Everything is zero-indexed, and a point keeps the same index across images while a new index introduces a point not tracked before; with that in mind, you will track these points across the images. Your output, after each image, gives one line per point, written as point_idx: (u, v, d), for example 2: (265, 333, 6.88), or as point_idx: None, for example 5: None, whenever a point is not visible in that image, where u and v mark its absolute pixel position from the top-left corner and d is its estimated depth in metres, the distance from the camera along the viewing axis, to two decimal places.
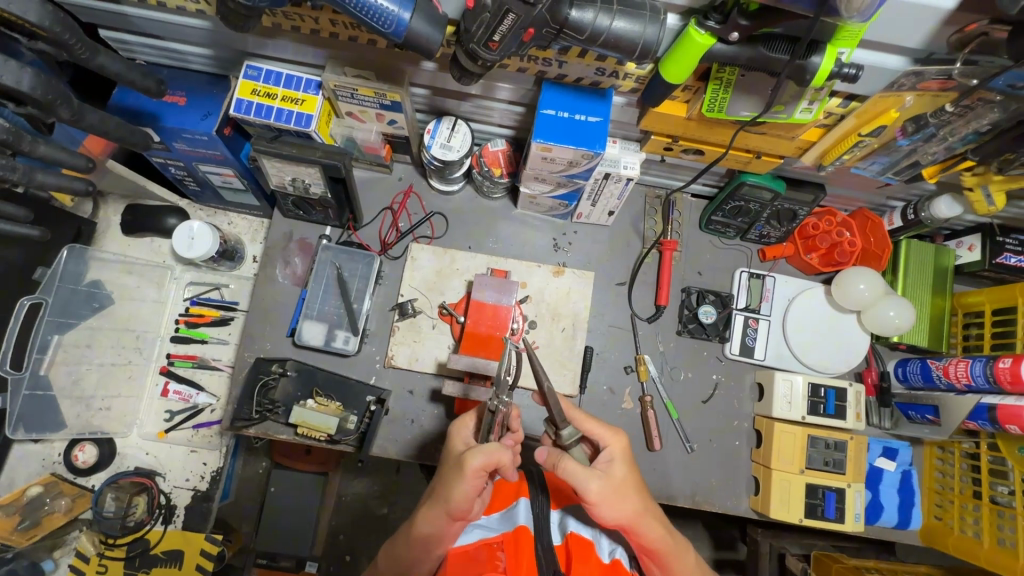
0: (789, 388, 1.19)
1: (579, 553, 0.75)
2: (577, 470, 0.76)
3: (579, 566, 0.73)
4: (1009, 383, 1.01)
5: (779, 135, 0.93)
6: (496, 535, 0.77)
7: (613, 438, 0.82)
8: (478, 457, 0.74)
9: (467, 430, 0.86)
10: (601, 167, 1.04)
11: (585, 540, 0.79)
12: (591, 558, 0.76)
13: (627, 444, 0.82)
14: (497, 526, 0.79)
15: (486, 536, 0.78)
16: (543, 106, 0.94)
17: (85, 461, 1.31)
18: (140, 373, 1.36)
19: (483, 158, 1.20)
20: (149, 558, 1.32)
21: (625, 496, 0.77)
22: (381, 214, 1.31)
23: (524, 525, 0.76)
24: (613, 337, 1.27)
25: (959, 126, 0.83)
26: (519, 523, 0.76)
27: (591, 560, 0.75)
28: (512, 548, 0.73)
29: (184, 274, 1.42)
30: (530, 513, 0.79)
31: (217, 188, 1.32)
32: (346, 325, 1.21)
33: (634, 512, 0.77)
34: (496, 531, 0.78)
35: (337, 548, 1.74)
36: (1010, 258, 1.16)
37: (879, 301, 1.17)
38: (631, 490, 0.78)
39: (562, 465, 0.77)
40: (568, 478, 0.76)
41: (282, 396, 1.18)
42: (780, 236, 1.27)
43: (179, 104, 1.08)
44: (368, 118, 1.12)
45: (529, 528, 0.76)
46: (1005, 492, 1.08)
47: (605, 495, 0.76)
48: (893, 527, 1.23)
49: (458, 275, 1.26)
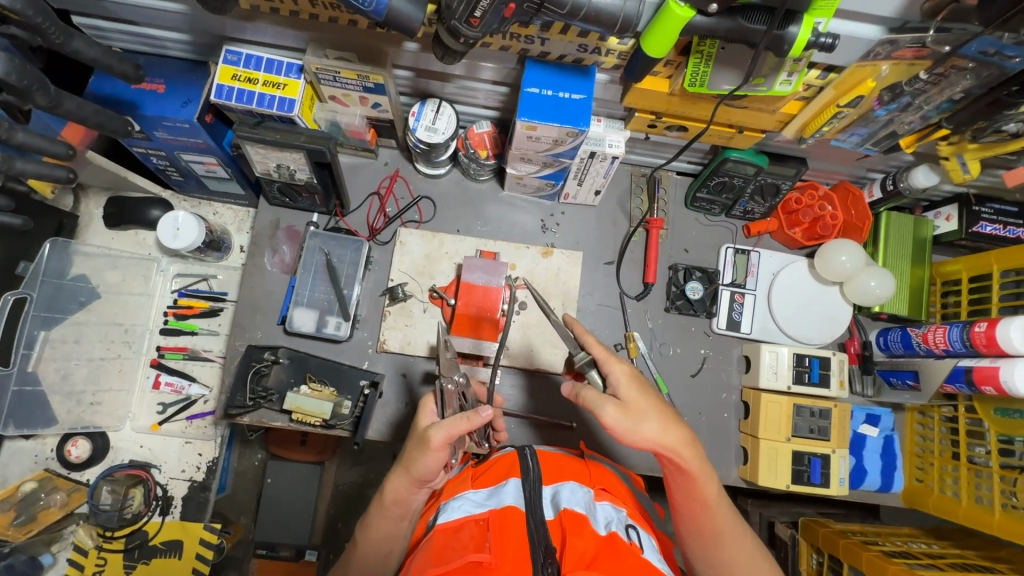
0: (774, 359, 1.21)
1: (572, 526, 0.72)
2: (592, 395, 0.83)
3: (573, 539, 0.70)
4: (984, 346, 1.04)
5: (761, 109, 0.94)
6: (484, 512, 0.76)
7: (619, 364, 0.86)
8: (439, 434, 0.82)
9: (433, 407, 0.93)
10: (586, 145, 1.04)
11: (578, 514, 0.75)
12: (584, 530, 0.72)
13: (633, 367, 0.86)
14: (484, 502, 0.79)
15: (471, 513, 0.76)
16: (527, 85, 0.94)
17: (79, 456, 1.31)
18: (130, 366, 1.36)
19: (468, 140, 1.20)
20: (148, 549, 1.32)
21: (645, 419, 0.82)
22: (367, 200, 1.30)
23: (511, 505, 0.76)
24: (602, 315, 1.29)
25: (933, 95, 0.85)
26: (508, 502, 0.76)
27: (585, 532, 0.72)
28: (499, 526, 0.73)
29: (170, 266, 1.41)
30: (520, 493, 0.79)
31: (200, 178, 1.31)
32: (336, 311, 1.21)
33: (652, 432, 0.82)
34: (483, 506, 0.77)
35: (336, 536, 1.75)
36: (985, 226, 1.19)
37: (860, 271, 1.20)
38: (648, 412, 0.83)
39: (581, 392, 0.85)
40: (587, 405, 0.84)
41: (275, 383, 1.18)
42: (764, 211, 1.29)
43: (158, 92, 1.07)
44: (351, 102, 1.11)
45: (519, 507, 0.76)
46: (982, 451, 1.12)
47: (619, 422, 0.81)
48: (876, 491, 1.27)
49: (447, 258, 1.27)
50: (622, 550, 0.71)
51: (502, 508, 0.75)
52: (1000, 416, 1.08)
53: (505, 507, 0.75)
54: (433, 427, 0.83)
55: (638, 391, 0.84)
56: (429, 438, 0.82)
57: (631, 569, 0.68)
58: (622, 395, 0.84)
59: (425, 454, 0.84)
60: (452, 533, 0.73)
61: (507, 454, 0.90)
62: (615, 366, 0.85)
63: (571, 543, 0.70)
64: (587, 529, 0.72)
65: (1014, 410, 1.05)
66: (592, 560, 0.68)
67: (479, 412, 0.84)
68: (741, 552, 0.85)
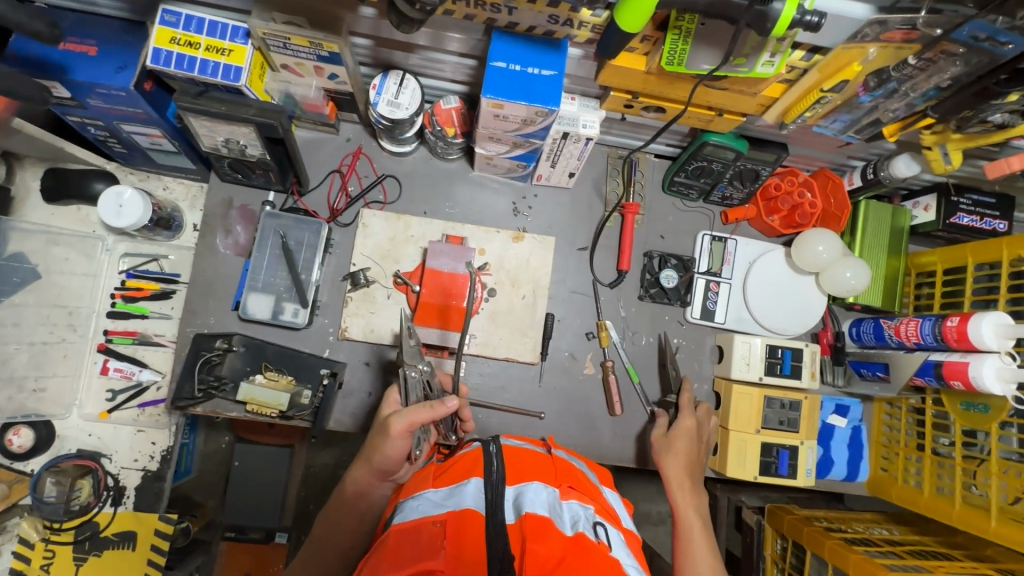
0: (747, 349, 1.20)
1: (534, 532, 0.68)
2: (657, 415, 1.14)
3: (536, 546, 0.66)
4: (955, 340, 1.03)
5: (742, 91, 0.89)
6: (441, 515, 0.72)
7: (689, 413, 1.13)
8: (400, 421, 0.80)
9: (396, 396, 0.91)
10: (558, 125, 0.98)
11: (541, 518, 0.71)
12: (549, 534, 0.68)
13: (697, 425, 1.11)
14: (443, 504, 0.75)
15: (429, 514, 0.72)
16: (493, 58, 0.87)
17: (21, 445, 1.24)
18: (75, 351, 1.27)
19: (434, 116, 1.11)
20: (99, 540, 1.27)
21: (670, 450, 1.07)
22: (328, 178, 1.22)
23: (470, 508, 0.72)
24: (574, 303, 1.25)
25: (920, 82, 0.80)
26: (467, 506, 0.73)
27: (550, 537, 0.68)
28: (457, 532, 0.68)
29: (117, 245, 1.32)
30: (481, 496, 0.75)
31: (146, 151, 1.21)
32: (294, 297, 1.14)
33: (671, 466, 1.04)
34: (443, 509, 0.73)
35: (307, 518, 1.73)
36: (962, 218, 1.17)
37: (836, 262, 1.18)
38: (679, 450, 1.07)
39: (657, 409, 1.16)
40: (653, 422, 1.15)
41: (229, 372, 1.13)
42: (742, 198, 1.25)
43: (89, 55, 0.97)
44: (305, 72, 1.03)
45: (478, 511, 0.72)
46: (946, 443, 1.13)
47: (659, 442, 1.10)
48: (842, 480, 1.28)
49: (413, 242, 1.20)
50: (589, 550, 0.67)
51: (461, 511, 0.72)
52: (965, 408, 1.08)
53: (464, 510, 0.72)
54: (395, 414, 0.81)
55: (682, 435, 1.09)
56: (390, 425, 0.80)
57: (598, 569, 0.64)
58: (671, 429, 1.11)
59: (386, 441, 0.82)
60: (406, 539, 0.68)
61: (473, 451, 0.87)
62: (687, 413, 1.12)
63: (532, 548, 0.65)
64: (550, 534, 0.68)
65: (979, 403, 1.05)
66: (558, 562, 0.64)
67: (444, 402, 0.81)
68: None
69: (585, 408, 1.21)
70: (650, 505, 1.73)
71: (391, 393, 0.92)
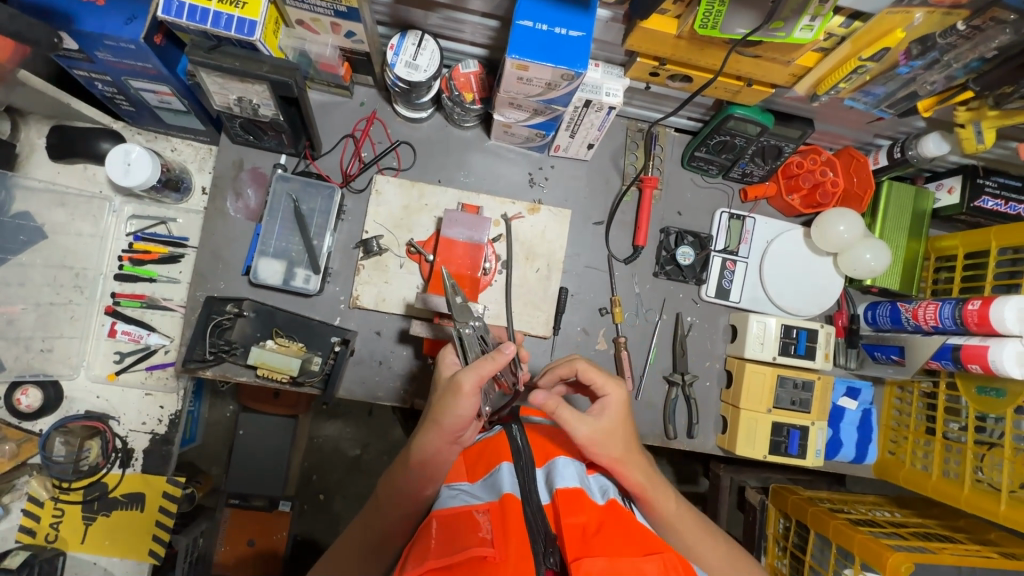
0: (761, 329, 1.18)
1: (568, 504, 0.70)
2: (568, 416, 0.79)
3: (571, 519, 0.68)
4: (975, 324, 1.02)
5: (774, 59, 0.86)
6: (482, 505, 0.73)
7: (614, 389, 0.84)
8: (470, 378, 0.78)
9: (451, 356, 0.89)
10: (581, 93, 0.95)
11: (573, 490, 0.73)
12: (584, 504, 0.71)
13: (627, 399, 0.84)
14: (483, 496, 0.76)
15: (470, 504, 0.74)
16: (519, 17, 0.84)
17: (30, 405, 1.23)
18: (82, 313, 1.26)
19: (452, 81, 1.08)
20: (108, 501, 1.27)
21: (614, 444, 0.80)
22: (341, 142, 1.20)
23: (509, 494, 0.72)
24: (588, 278, 1.24)
25: (965, 52, 0.78)
26: (505, 491, 0.73)
27: (585, 507, 0.70)
28: (499, 516, 0.70)
29: (124, 207, 1.30)
30: (515, 480, 0.75)
31: (154, 109, 1.18)
32: (305, 263, 1.13)
33: (620, 463, 0.81)
34: (482, 500, 0.75)
35: (311, 487, 1.74)
36: (987, 201, 1.14)
37: (856, 243, 1.16)
38: (619, 435, 0.81)
39: (558, 407, 0.79)
40: (560, 423, 0.80)
41: (240, 337, 1.12)
42: (763, 174, 1.22)
43: (98, 5, 0.93)
44: (321, 29, 0.99)
45: (515, 494, 0.73)
46: (956, 427, 1.12)
47: (595, 438, 0.79)
48: (849, 462, 1.28)
49: (427, 211, 1.18)
50: (621, 515, 0.71)
51: (500, 499, 0.72)
52: (978, 393, 1.07)
53: (503, 497, 0.72)
54: (461, 372, 0.80)
55: (620, 420, 0.82)
56: (458, 383, 0.78)
57: (634, 527, 0.69)
58: (604, 420, 0.81)
59: (455, 400, 0.79)
60: (452, 527, 0.69)
61: (497, 435, 0.87)
62: (612, 391, 0.83)
63: (568, 523, 0.68)
64: (584, 504, 0.70)
65: (993, 388, 1.05)
66: (595, 530, 0.67)
67: (502, 351, 0.81)
68: (715, 557, 0.86)
69: None
70: None
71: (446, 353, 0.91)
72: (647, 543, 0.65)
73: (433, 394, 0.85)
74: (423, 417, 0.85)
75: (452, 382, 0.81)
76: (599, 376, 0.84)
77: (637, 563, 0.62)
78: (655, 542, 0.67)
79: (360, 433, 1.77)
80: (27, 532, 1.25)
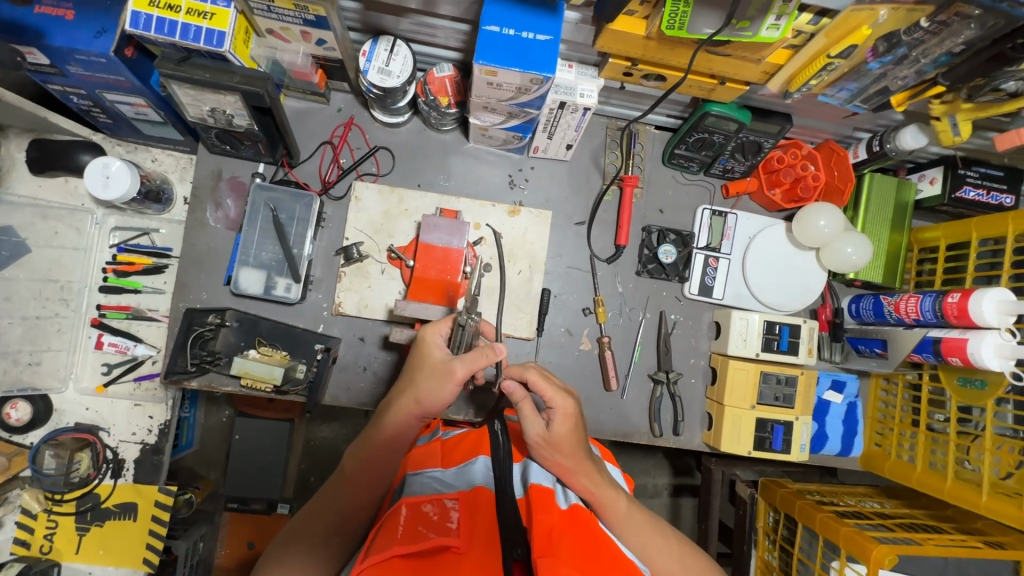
0: (744, 325, 1.19)
1: (539, 503, 0.71)
2: (526, 411, 0.84)
3: (539, 515, 0.69)
4: (954, 316, 1.01)
5: (745, 57, 0.86)
6: (452, 494, 0.75)
7: (560, 400, 0.85)
8: (463, 368, 0.82)
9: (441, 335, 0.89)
10: (555, 95, 0.95)
11: (544, 488, 0.76)
12: (549, 505, 0.72)
13: (572, 409, 0.85)
14: (455, 484, 0.79)
15: (440, 493, 0.75)
16: (486, 22, 0.83)
17: (20, 419, 1.24)
18: (69, 326, 1.26)
19: (427, 85, 1.07)
20: (101, 511, 1.29)
21: (558, 451, 0.83)
22: (319, 149, 1.19)
23: (480, 488, 0.77)
24: (571, 278, 1.24)
25: (932, 47, 0.78)
26: (477, 484, 0.78)
27: (550, 507, 0.72)
28: (468, 509, 0.71)
29: (107, 218, 1.29)
30: (490, 473, 0.80)
31: (131, 121, 1.18)
32: (286, 272, 1.13)
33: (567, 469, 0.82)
34: (454, 489, 0.77)
35: (309, 489, 1.74)
36: (969, 191, 1.14)
37: (837, 237, 1.16)
38: (567, 444, 0.83)
39: (522, 400, 0.85)
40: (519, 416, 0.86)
41: (223, 346, 1.12)
42: (744, 170, 1.22)
43: (67, 19, 0.92)
44: (292, 37, 0.99)
45: (488, 489, 0.77)
46: (941, 418, 1.13)
47: (538, 441, 0.84)
48: (836, 455, 1.29)
49: (407, 216, 1.18)
50: (581, 522, 0.72)
51: (472, 490, 0.76)
52: (961, 384, 1.07)
53: (474, 489, 0.77)
54: (456, 360, 0.83)
55: (568, 431, 0.83)
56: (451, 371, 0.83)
57: (592, 539, 0.70)
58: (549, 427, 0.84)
59: (443, 384, 0.83)
60: (420, 517, 0.68)
61: (479, 431, 0.92)
62: (558, 402, 0.84)
63: (536, 518, 0.68)
64: (551, 505, 0.72)
65: (975, 379, 1.04)
66: (559, 532, 0.67)
67: (495, 348, 0.83)
68: (667, 561, 0.86)
69: (580, 382, 1.21)
70: (648, 478, 1.78)
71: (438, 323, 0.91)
72: (605, 563, 0.66)
73: (418, 371, 0.87)
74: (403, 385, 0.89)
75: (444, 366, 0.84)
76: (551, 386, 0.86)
77: None
78: (613, 562, 0.67)
79: (356, 435, 1.78)
80: (21, 544, 1.26)
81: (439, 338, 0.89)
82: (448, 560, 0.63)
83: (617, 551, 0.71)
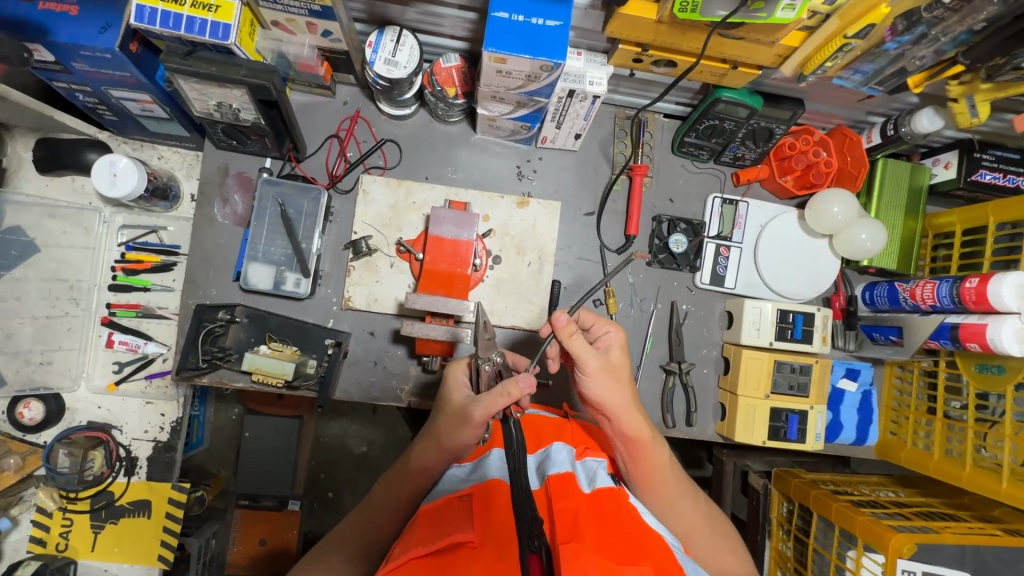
0: (757, 314, 1.17)
1: (557, 491, 0.72)
2: (581, 345, 0.81)
3: (558, 504, 0.69)
4: (973, 302, 1.00)
5: (758, 40, 0.85)
6: (466, 490, 0.74)
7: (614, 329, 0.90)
8: (482, 411, 0.78)
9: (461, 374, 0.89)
10: (564, 83, 0.94)
11: (564, 476, 0.75)
12: (570, 491, 0.72)
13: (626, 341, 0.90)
14: (471, 480, 0.78)
15: (454, 492, 0.74)
16: (494, 9, 0.82)
17: (33, 418, 1.25)
18: (79, 324, 1.26)
19: (434, 76, 1.06)
20: (115, 509, 1.29)
21: (617, 380, 0.83)
22: (326, 143, 1.18)
23: (495, 480, 0.75)
24: (581, 270, 1.23)
25: (953, 25, 0.76)
26: (491, 477, 0.76)
27: (572, 494, 0.72)
28: (484, 502, 0.70)
29: (115, 217, 1.29)
30: (504, 466, 0.78)
31: (137, 118, 1.17)
32: (295, 267, 1.12)
33: (624, 402, 0.83)
34: (468, 484, 0.76)
35: (319, 485, 1.74)
36: (984, 175, 1.12)
37: (851, 224, 1.14)
38: (622, 376, 0.85)
39: (572, 336, 0.81)
40: (571, 350, 0.82)
41: (234, 343, 1.13)
42: (754, 157, 1.20)
43: (71, 15, 0.92)
44: (298, 29, 0.98)
45: (503, 480, 0.75)
46: (958, 406, 1.11)
47: (600, 368, 0.82)
48: (850, 444, 1.28)
49: (415, 209, 1.18)
50: (605, 507, 0.72)
51: (486, 484, 0.74)
52: (979, 370, 1.06)
53: (489, 482, 0.75)
54: (473, 404, 0.79)
55: (623, 357, 0.87)
56: (469, 413, 0.79)
57: (614, 523, 0.69)
58: (602, 354, 0.85)
59: (464, 429, 0.80)
60: (437, 518, 0.68)
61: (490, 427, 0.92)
62: (611, 329, 0.89)
63: (559, 507, 0.69)
64: (572, 491, 0.72)
65: (993, 365, 1.03)
66: (582, 516, 0.67)
67: (519, 384, 0.78)
68: (691, 511, 0.89)
69: None
70: None
71: (454, 365, 0.91)
72: (628, 549, 0.65)
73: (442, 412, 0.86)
74: (428, 426, 0.88)
75: (463, 411, 0.81)
76: (592, 320, 0.92)
77: (619, 567, 0.60)
78: (636, 547, 0.66)
79: (365, 431, 1.77)
80: (37, 542, 1.27)
81: (463, 378, 0.88)
82: (463, 555, 0.62)
83: (643, 535, 0.70)
